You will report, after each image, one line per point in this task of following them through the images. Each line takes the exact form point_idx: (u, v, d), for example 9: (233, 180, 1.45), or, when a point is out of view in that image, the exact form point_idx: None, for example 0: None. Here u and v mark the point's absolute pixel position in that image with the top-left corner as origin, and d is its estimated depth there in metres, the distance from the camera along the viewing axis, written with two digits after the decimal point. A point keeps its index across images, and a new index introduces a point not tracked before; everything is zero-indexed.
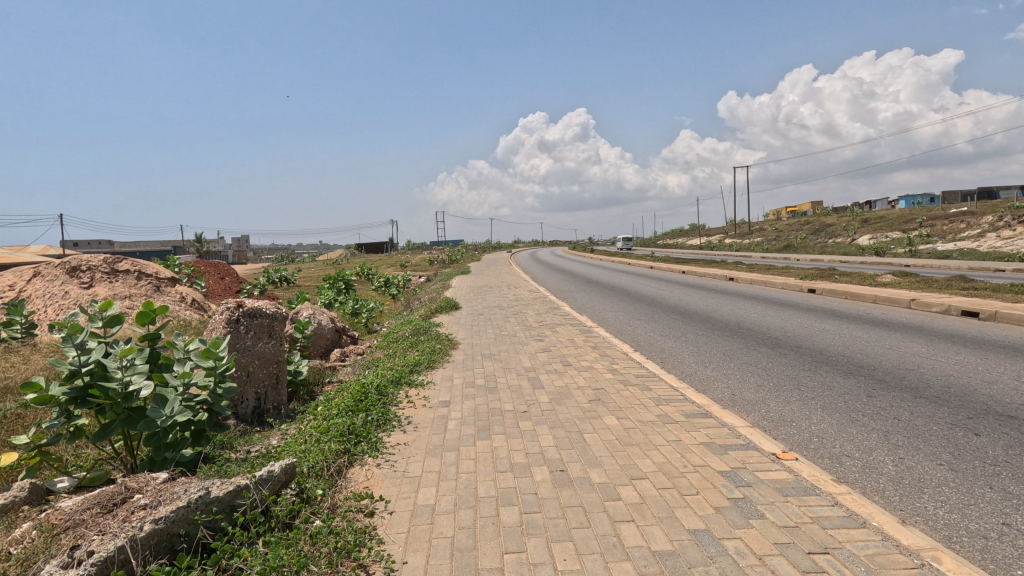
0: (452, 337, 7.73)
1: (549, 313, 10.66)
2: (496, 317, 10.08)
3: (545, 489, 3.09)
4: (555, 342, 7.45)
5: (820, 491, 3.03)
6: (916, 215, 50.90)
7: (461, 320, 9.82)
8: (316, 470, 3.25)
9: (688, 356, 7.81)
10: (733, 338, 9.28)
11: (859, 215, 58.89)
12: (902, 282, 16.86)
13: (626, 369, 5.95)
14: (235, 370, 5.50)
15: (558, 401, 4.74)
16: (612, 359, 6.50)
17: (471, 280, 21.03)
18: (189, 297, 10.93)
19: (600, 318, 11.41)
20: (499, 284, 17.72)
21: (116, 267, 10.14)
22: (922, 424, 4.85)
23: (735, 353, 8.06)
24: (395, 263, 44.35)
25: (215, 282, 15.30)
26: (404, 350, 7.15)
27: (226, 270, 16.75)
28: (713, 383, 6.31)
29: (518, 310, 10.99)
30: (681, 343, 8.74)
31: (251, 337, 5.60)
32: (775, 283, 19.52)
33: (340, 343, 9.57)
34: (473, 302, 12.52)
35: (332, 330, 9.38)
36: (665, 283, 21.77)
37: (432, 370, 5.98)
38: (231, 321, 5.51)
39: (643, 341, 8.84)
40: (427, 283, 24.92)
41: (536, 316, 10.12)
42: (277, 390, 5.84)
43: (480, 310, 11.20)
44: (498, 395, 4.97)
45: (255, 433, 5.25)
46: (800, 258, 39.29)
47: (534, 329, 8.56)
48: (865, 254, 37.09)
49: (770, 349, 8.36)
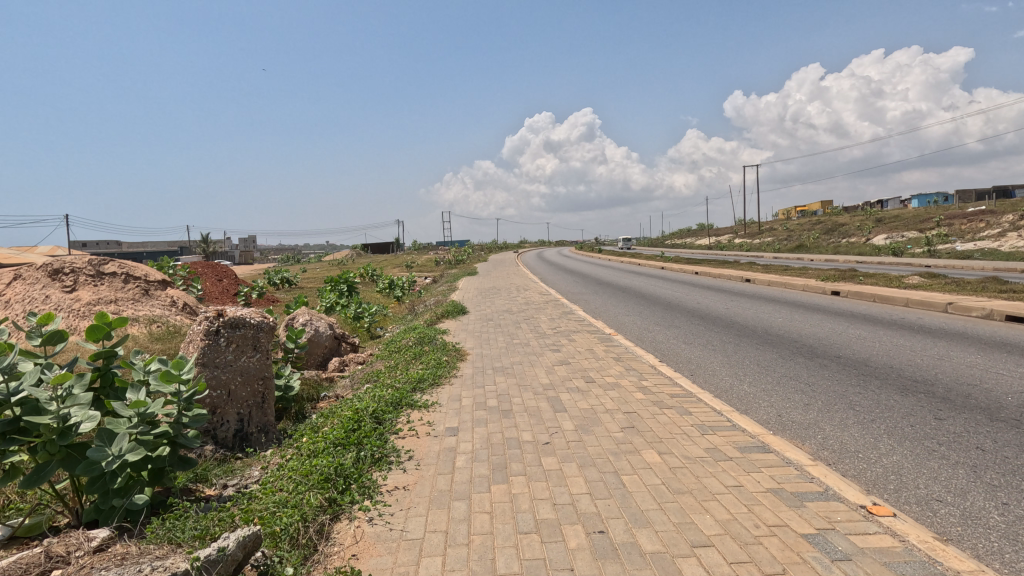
0: (459, 347, 7.05)
1: (563, 318, 9.96)
2: (506, 323, 9.39)
3: (583, 562, 2.38)
4: (572, 353, 6.74)
5: (944, 569, 2.32)
6: (932, 215, 49.67)
7: (468, 327, 9.13)
8: (290, 535, 2.56)
9: (719, 368, 7.08)
10: (765, 347, 8.52)
11: (872, 215, 57.77)
12: (931, 284, 15.98)
13: (657, 386, 5.24)
14: (214, 388, 4.86)
15: (585, 430, 4.03)
16: (639, 373, 5.79)
17: (478, 281, 20.37)
18: (180, 300, 10.31)
19: (617, 324, 10.69)
20: (508, 286, 17.06)
21: (102, 270, 9.54)
22: (1015, 457, 4.11)
23: (771, 364, 7.31)
24: (401, 263, 43.78)
25: (212, 285, 14.70)
26: (407, 363, 6.47)
27: (224, 271, 16.16)
28: (754, 402, 5.57)
29: (529, 315, 10.29)
30: (709, 353, 8.00)
31: (233, 350, 4.98)
32: (795, 285, 18.69)
33: (339, 351, 8.92)
34: (481, 306, 11.84)
35: (331, 338, 8.72)
36: (679, 284, 20.98)
37: (437, 388, 5.29)
38: (209, 333, 4.89)
39: (667, 351, 8.10)
40: (433, 284, 24.28)
41: (549, 322, 9.42)
42: (263, 410, 5.18)
43: (489, 315, 10.50)
44: (514, 421, 4.28)
45: (235, 463, 4.58)
46: (814, 258, 38.31)
47: (549, 338, 7.85)
48: (882, 254, 36.06)
49: (807, 359, 7.61)
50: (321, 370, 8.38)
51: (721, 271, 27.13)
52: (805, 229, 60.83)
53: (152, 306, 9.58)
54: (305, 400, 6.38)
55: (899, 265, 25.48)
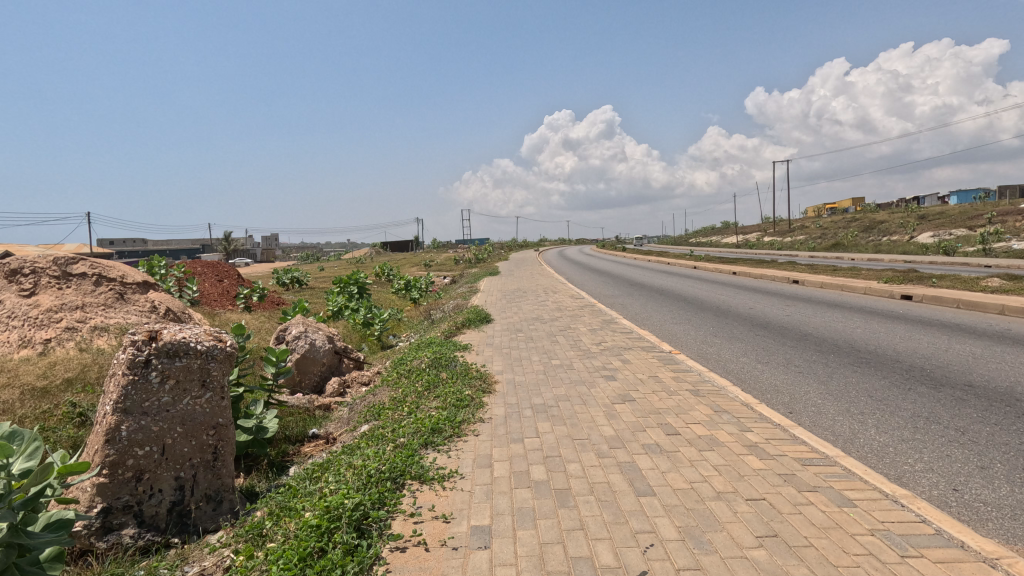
0: (486, 373, 5.52)
1: (607, 330, 8.37)
2: (540, 336, 7.82)
3: None
4: (633, 384, 5.14)
5: None
6: (982, 211, 46.62)
7: (494, 340, 7.60)
8: None
9: (821, 403, 5.43)
10: (865, 370, 6.82)
11: (914, 211, 54.62)
12: (1020, 287, 13.95)
13: (775, 446, 3.61)
14: (142, 444, 3.42)
15: (701, 546, 2.45)
16: (735, 419, 4.18)
17: (501, 282, 18.88)
18: (163, 305, 8.95)
19: (668, 337, 9.07)
20: (535, 288, 15.48)
21: (69, 270, 8.23)
22: None
23: (888, 397, 5.63)
24: (420, 263, 42.56)
25: (210, 287, 13.37)
26: (417, 394, 4.95)
27: (227, 272, 14.84)
28: (902, 464, 3.94)
29: (565, 326, 8.72)
30: (799, 380, 6.34)
31: (171, 390, 3.53)
32: (856, 287, 16.72)
33: (341, 368, 7.49)
34: (508, 313, 10.29)
35: (329, 353, 7.29)
36: (721, 286, 19.17)
37: (459, 441, 3.77)
38: (135, 365, 3.45)
39: (744, 377, 6.46)
40: (453, 284, 22.79)
41: (591, 335, 7.83)
42: (217, 471, 3.70)
43: (517, 324, 8.93)
44: (579, 519, 2.71)
45: (161, 561, 3.12)
46: (856, 257, 35.93)
47: (597, 360, 6.26)
48: (931, 253, 33.64)
49: (932, 389, 5.91)
50: (318, 394, 6.96)
51: (760, 270, 25.22)
52: (840, 227, 58.05)
53: (127, 313, 8.22)
54: (285, 443, 4.91)
55: (961, 265, 23.31)
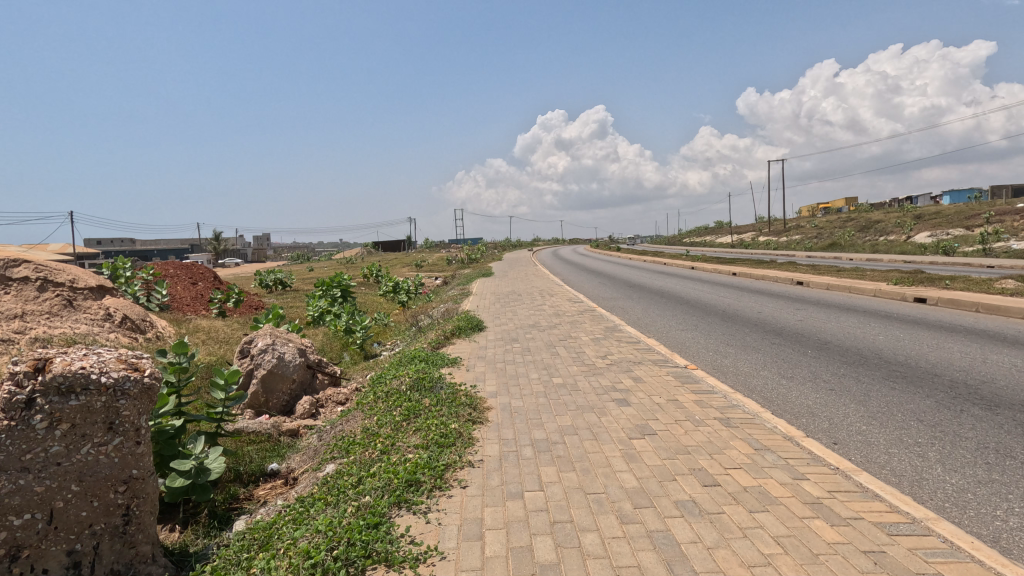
0: (476, 396, 4.71)
1: (611, 339, 7.58)
2: (537, 348, 7.02)
3: None
4: (651, 412, 4.34)
5: None
6: (979, 211, 46.23)
7: (487, 353, 6.78)
8: None
9: (867, 431, 4.67)
10: (903, 386, 6.07)
11: (909, 211, 54.29)
12: None
13: (845, 505, 2.83)
14: (19, 512, 2.60)
15: None
16: (783, 461, 3.39)
17: (495, 284, 18.04)
18: (120, 312, 8.08)
19: (677, 347, 8.30)
20: (530, 291, 14.69)
21: (9, 275, 7.42)
22: None
23: (942, 422, 4.87)
24: (412, 263, 41.66)
25: (182, 290, 12.47)
26: (395, 425, 4.14)
27: (202, 274, 13.90)
28: (993, 519, 3.17)
29: (564, 335, 7.92)
30: (833, 400, 5.59)
31: (63, 438, 2.70)
32: (865, 289, 16.01)
33: (315, 385, 6.66)
34: (502, 319, 9.47)
35: (301, 368, 6.47)
36: (723, 288, 18.44)
37: (440, 497, 2.95)
38: (12, 408, 2.61)
39: (770, 397, 5.70)
40: (444, 285, 21.94)
41: (594, 346, 7.05)
42: (129, 539, 2.87)
43: (512, 333, 8.13)
44: None
45: None
46: (855, 257, 35.42)
47: (604, 378, 5.47)
48: (930, 254, 33.13)
49: (988, 410, 5.17)
50: (287, 416, 6.15)
51: (761, 271, 24.54)
52: (836, 226, 57.61)
53: (74, 322, 7.35)
54: (235, 485, 4.11)
55: (966, 266, 22.71)
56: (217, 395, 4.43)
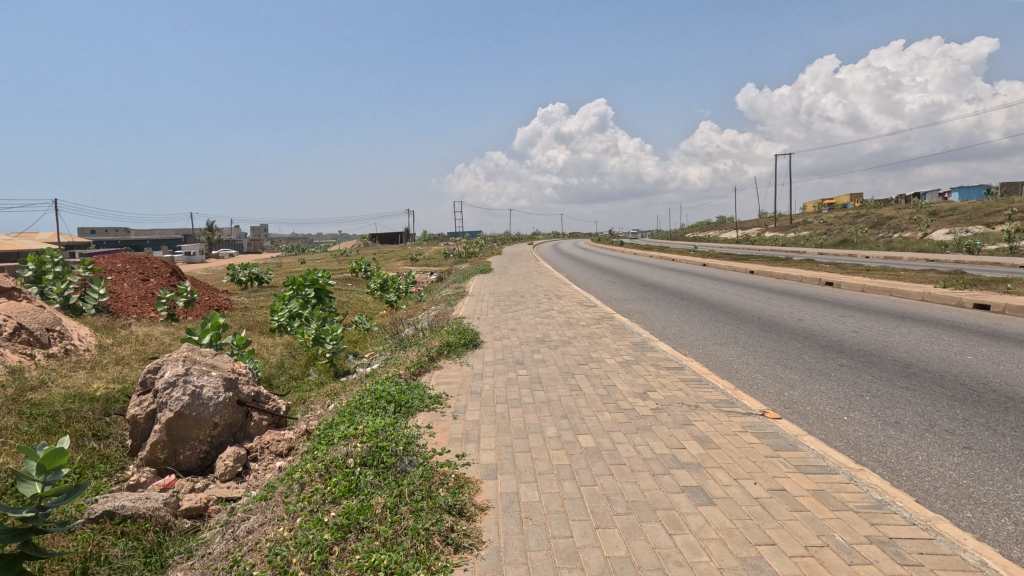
0: (461, 486, 2.95)
1: (644, 364, 5.82)
2: (550, 377, 5.27)
3: None
4: (757, 527, 2.57)
5: None
6: (997, 207, 44.44)
7: (481, 386, 5.00)
8: None
9: None
10: None
11: (922, 208, 52.46)
12: None
13: None
14: None
15: None
16: None
17: (494, 282, 16.27)
18: (12, 321, 6.30)
19: (726, 370, 6.56)
20: (533, 291, 12.93)
21: None
22: None
23: None
24: (407, 255, 39.97)
25: (129, 288, 10.69)
26: (319, 554, 2.38)
27: (156, 269, 12.08)
28: None
29: (584, 356, 6.18)
30: (987, 470, 3.84)
31: None
32: (911, 291, 14.22)
33: (248, 429, 4.90)
34: (501, 330, 7.70)
35: (228, 406, 4.69)
36: (747, 288, 16.64)
37: None
38: None
39: (891, 464, 3.94)
40: (438, 282, 20.14)
41: (624, 377, 5.28)
42: None
43: (516, 352, 6.36)
44: None
45: None
46: (873, 254, 33.60)
47: (653, 438, 3.71)
48: (955, 252, 31.35)
49: None
50: (202, 475, 4.44)
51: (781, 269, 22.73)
52: (846, 222, 55.81)
53: None
54: None
55: (1004, 267, 20.91)
56: (30, 494, 2.43)
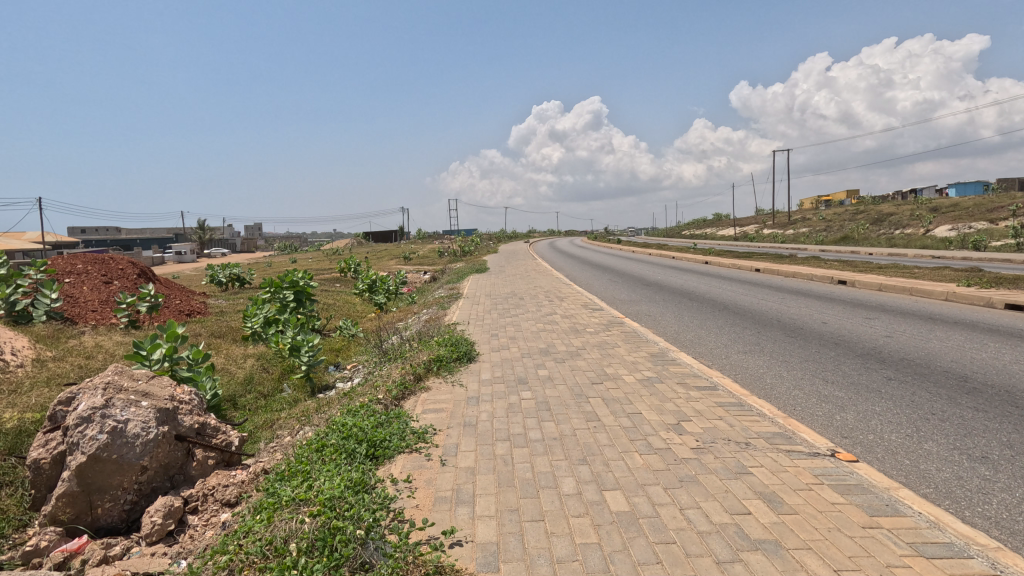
0: None
1: (670, 383, 4.91)
2: (560, 402, 4.35)
3: None
4: None
5: None
6: (998, 203, 43.84)
7: (477, 415, 4.08)
8: None
9: None
10: None
11: (922, 203, 51.86)
12: None
13: None
14: None
15: None
16: None
17: (491, 282, 15.35)
18: None
19: (760, 387, 5.69)
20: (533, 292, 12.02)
21: None
22: None
23: None
24: (400, 254, 39.06)
25: (89, 291, 9.74)
26: None
27: (121, 270, 11.11)
28: None
29: (597, 372, 5.27)
30: None
31: None
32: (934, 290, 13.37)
33: (188, 470, 3.97)
34: (498, 340, 6.80)
35: (161, 444, 3.75)
36: (758, 288, 15.80)
37: None
38: None
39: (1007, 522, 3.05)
40: (431, 283, 19.22)
41: (650, 401, 4.37)
42: None
43: (518, 368, 5.44)
44: None
45: None
46: (876, 252, 32.87)
47: (705, 497, 2.80)
48: (960, 249, 30.68)
49: None
50: (124, 535, 3.52)
51: (788, 266, 21.91)
52: (845, 219, 55.18)
53: None
54: None
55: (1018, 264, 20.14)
56: None
